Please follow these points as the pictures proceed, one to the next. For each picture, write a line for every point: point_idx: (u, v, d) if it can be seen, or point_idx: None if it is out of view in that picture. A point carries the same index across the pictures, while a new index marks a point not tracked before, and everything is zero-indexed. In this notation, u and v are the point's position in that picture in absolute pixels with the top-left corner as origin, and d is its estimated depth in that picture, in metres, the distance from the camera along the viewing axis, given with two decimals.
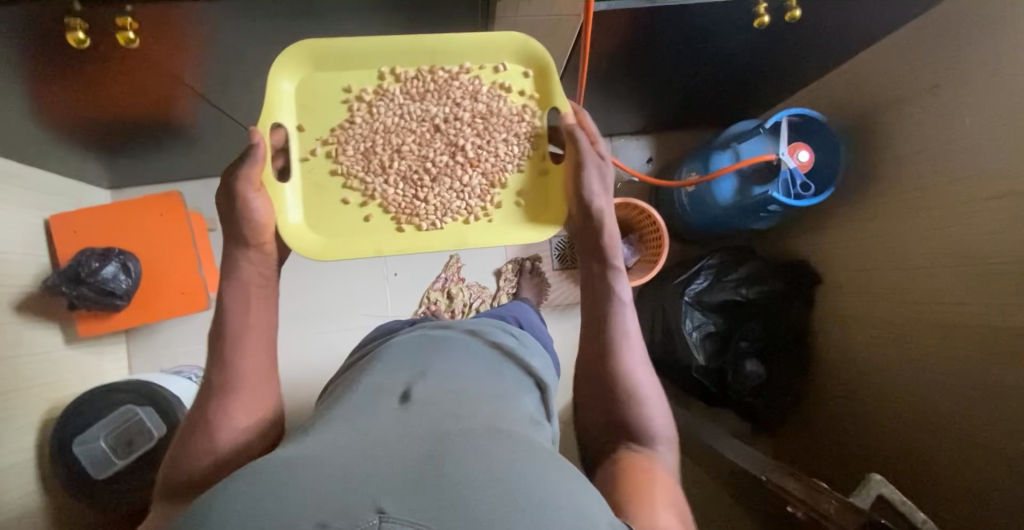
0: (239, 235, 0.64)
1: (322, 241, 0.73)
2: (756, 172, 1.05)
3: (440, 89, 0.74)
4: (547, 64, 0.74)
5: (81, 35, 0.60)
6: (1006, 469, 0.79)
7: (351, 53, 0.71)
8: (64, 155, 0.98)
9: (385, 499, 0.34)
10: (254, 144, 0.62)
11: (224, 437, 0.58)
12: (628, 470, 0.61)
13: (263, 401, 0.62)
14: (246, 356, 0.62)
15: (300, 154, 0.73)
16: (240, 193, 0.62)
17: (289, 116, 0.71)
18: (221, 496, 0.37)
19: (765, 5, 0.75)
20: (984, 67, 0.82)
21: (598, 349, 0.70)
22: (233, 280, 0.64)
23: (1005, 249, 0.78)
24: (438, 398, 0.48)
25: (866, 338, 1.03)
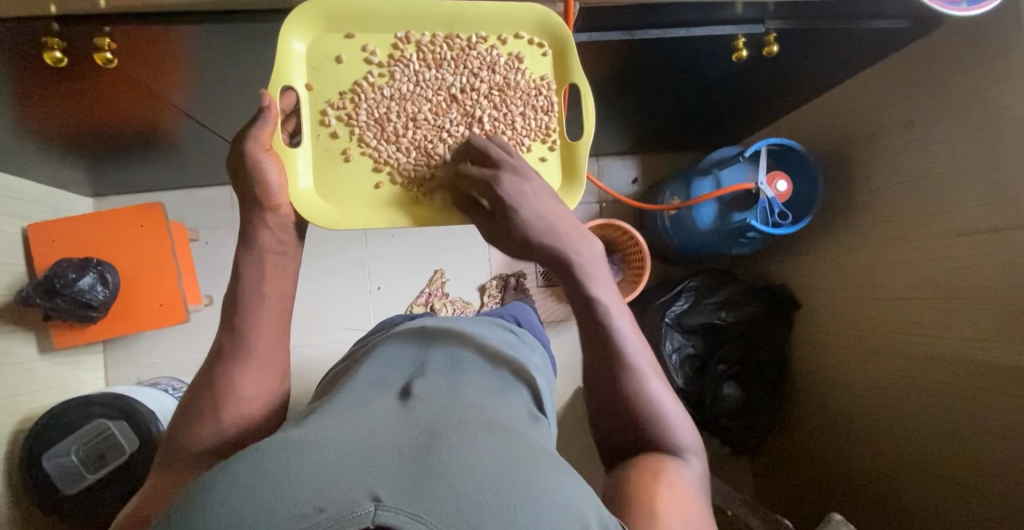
0: (255, 200, 0.61)
1: (335, 208, 0.69)
2: (738, 198, 1.09)
3: (457, 58, 0.70)
4: (568, 39, 0.70)
5: (57, 54, 0.65)
6: (980, 494, 0.82)
7: (368, 15, 0.67)
8: (47, 163, 1.01)
9: (380, 488, 0.38)
10: (266, 107, 0.60)
11: (228, 404, 0.59)
12: (642, 476, 0.57)
13: (273, 371, 0.63)
14: (259, 327, 0.62)
15: (312, 115, 0.68)
16: (251, 153, 0.59)
17: (300, 77, 0.67)
18: (221, 479, 0.40)
19: (743, 41, 0.80)
20: (948, 105, 0.87)
21: (605, 367, 0.63)
22: (253, 251, 0.62)
23: (978, 282, 0.82)
24: (434, 395, 0.51)
25: (840, 363, 1.09)
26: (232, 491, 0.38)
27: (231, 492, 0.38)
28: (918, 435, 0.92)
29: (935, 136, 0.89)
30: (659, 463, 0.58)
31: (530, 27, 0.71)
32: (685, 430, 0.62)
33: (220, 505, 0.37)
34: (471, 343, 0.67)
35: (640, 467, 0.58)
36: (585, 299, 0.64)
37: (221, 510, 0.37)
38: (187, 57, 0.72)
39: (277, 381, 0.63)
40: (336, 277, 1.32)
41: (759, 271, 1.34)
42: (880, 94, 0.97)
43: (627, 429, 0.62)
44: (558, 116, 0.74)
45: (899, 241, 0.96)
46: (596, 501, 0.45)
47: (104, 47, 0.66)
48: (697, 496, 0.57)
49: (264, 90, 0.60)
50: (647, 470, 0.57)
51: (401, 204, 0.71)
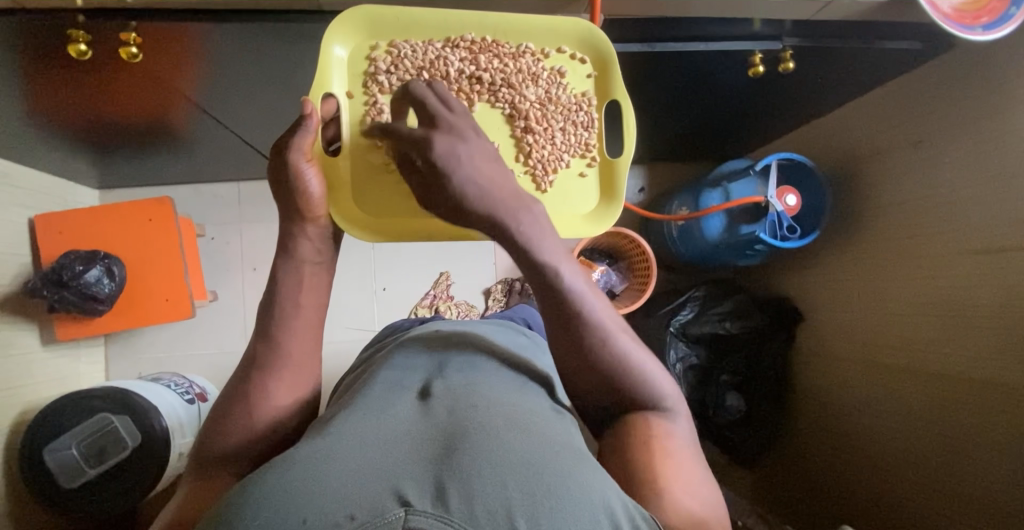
0: (294, 208, 0.61)
1: (371, 216, 0.72)
2: (743, 211, 1.11)
3: (502, 67, 0.73)
4: (610, 59, 0.74)
5: (82, 46, 0.65)
6: (977, 511, 0.84)
7: (411, 24, 0.70)
8: (58, 154, 1.01)
9: (408, 492, 0.38)
10: (307, 114, 0.59)
11: (263, 412, 0.58)
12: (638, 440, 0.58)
13: (304, 381, 0.61)
14: (292, 335, 0.61)
15: (353, 122, 0.71)
16: (294, 163, 0.59)
17: (340, 84, 0.71)
18: (251, 485, 0.40)
19: (760, 56, 0.81)
20: (957, 126, 0.89)
21: (569, 332, 0.58)
22: (292, 260, 0.62)
23: (982, 300, 0.84)
24: (456, 394, 0.51)
25: (841, 378, 1.11)
26: (261, 498, 0.38)
27: (260, 499, 0.38)
28: (920, 449, 0.93)
29: (944, 156, 0.91)
30: (646, 423, 0.59)
31: (573, 43, 0.74)
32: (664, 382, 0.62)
33: (251, 512, 0.37)
34: (488, 347, 0.66)
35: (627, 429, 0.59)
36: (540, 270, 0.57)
37: (252, 517, 0.37)
38: (212, 53, 0.73)
39: (309, 390, 0.62)
40: (342, 277, 1.32)
41: (763, 283, 1.35)
42: (890, 113, 0.99)
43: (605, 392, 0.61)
44: (598, 133, 0.78)
45: (904, 257, 0.98)
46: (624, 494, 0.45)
47: (130, 42, 0.66)
48: (685, 440, 0.59)
49: (303, 97, 0.60)
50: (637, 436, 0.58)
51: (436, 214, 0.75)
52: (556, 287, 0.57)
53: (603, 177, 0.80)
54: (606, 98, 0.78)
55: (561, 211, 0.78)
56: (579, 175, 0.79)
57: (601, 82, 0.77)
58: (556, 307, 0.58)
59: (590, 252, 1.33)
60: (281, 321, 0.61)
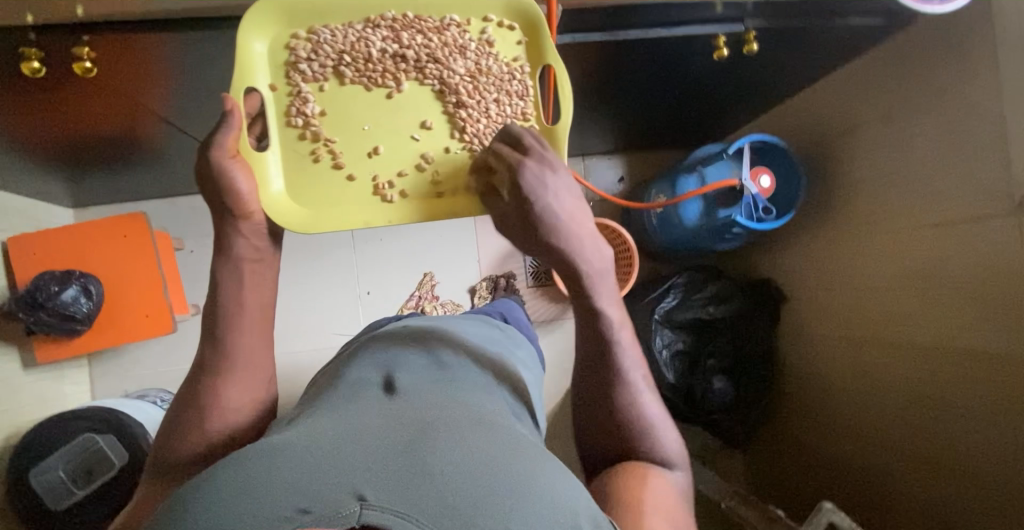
0: (223, 207, 0.60)
1: (309, 210, 0.70)
2: (721, 195, 1.10)
3: (424, 43, 0.70)
4: (537, 17, 0.70)
5: (35, 64, 0.64)
6: (962, 479, 0.85)
7: (328, 7, 0.67)
8: (27, 175, 1.00)
9: (364, 488, 0.38)
10: (229, 110, 0.59)
11: (214, 417, 0.59)
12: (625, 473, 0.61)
13: (257, 381, 0.63)
14: (243, 335, 0.62)
15: (279, 115, 0.69)
16: (217, 161, 0.58)
17: (264, 77, 0.68)
18: (208, 485, 0.39)
19: (724, 39, 0.80)
20: (926, 99, 0.88)
21: (598, 367, 0.65)
22: (229, 258, 0.61)
23: (958, 271, 0.84)
24: (420, 393, 0.52)
25: (826, 356, 1.11)
26: (218, 494, 0.38)
27: (216, 498, 0.38)
28: (905, 421, 0.94)
29: (914, 129, 0.91)
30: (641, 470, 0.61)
31: (497, 9, 0.71)
32: (669, 444, 0.64)
33: (208, 507, 0.37)
34: (456, 342, 0.66)
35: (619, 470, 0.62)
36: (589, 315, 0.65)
37: (207, 513, 0.37)
38: (168, 63, 0.72)
39: (264, 390, 0.64)
40: (325, 283, 1.31)
41: (746, 266, 1.36)
42: (858, 89, 0.99)
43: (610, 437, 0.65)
44: (534, 101, 0.74)
45: (882, 233, 0.98)
46: (582, 491, 0.46)
47: (83, 58, 0.65)
48: (674, 489, 0.61)
49: (225, 94, 0.59)
50: (627, 475, 0.60)
51: (375, 201, 0.72)
52: (601, 328, 0.65)
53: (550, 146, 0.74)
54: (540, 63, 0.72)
55: None
56: None
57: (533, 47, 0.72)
58: (595, 348, 0.66)
59: None
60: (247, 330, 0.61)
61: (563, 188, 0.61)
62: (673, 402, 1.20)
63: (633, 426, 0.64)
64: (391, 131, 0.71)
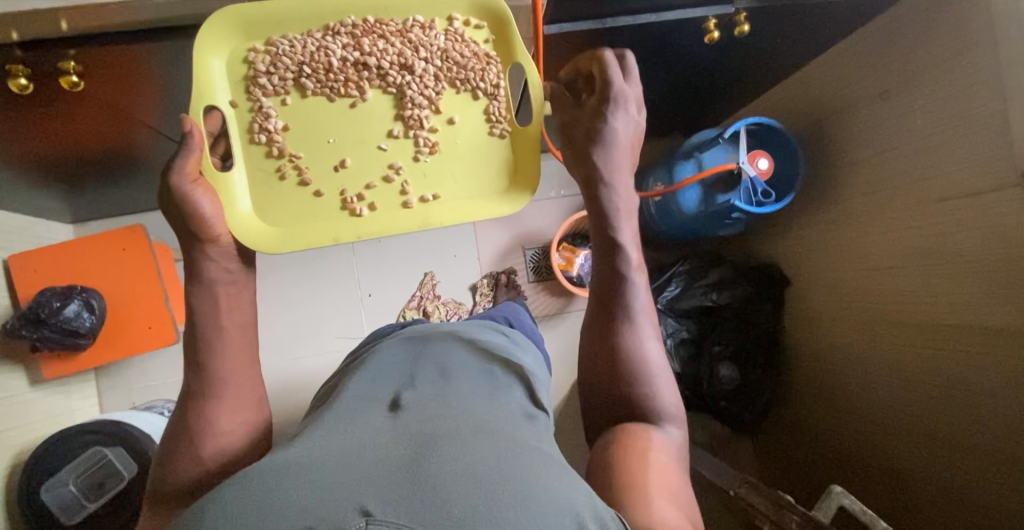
0: (191, 231, 0.62)
1: (275, 229, 0.70)
2: (720, 180, 1.09)
3: (386, 46, 0.69)
4: (505, 15, 0.71)
5: (23, 81, 0.63)
6: (976, 461, 0.84)
7: (285, 16, 0.67)
8: (25, 194, 1.00)
9: (370, 504, 0.38)
10: (188, 132, 0.60)
11: (207, 439, 0.59)
12: (627, 442, 0.61)
13: (246, 403, 0.63)
14: (226, 359, 0.63)
15: (241, 132, 0.69)
16: (176, 187, 0.60)
17: (224, 95, 0.68)
18: (213, 508, 0.40)
19: (714, 22, 0.79)
20: (923, 73, 0.87)
21: (609, 312, 0.69)
22: (202, 283, 0.64)
23: (966, 247, 0.82)
24: (424, 405, 0.53)
25: (834, 338, 1.10)
26: (225, 515, 0.39)
27: (221, 519, 0.38)
28: (917, 406, 0.92)
29: (912, 105, 0.89)
30: (643, 433, 0.62)
31: (463, 8, 0.71)
32: (672, 401, 0.66)
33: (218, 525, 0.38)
34: (460, 352, 0.67)
35: (623, 431, 0.63)
36: (612, 258, 0.70)
37: None
38: (153, 72, 0.71)
39: (255, 411, 0.64)
40: (326, 287, 1.31)
41: (748, 251, 1.35)
42: (854, 67, 0.98)
43: (612, 398, 0.66)
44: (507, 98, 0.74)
45: (885, 211, 0.96)
46: (593, 498, 0.45)
47: (69, 71, 0.65)
48: (675, 461, 0.60)
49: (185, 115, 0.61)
50: (627, 441, 0.61)
51: (343, 215, 0.72)
52: (623, 276, 0.69)
53: (517, 152, 0.75)
54: (509, 63, 0.73)
55: (473, 189, 0.75)
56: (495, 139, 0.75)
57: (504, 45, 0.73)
58: (610, 297, 0.69)
59: (572, 238, 1.36)
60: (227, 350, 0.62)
61: (627, 145, 0.70)
62: (681, 391, 1.20)
63: (637, 386, 0.65)
64: (357, 143, 0.71)
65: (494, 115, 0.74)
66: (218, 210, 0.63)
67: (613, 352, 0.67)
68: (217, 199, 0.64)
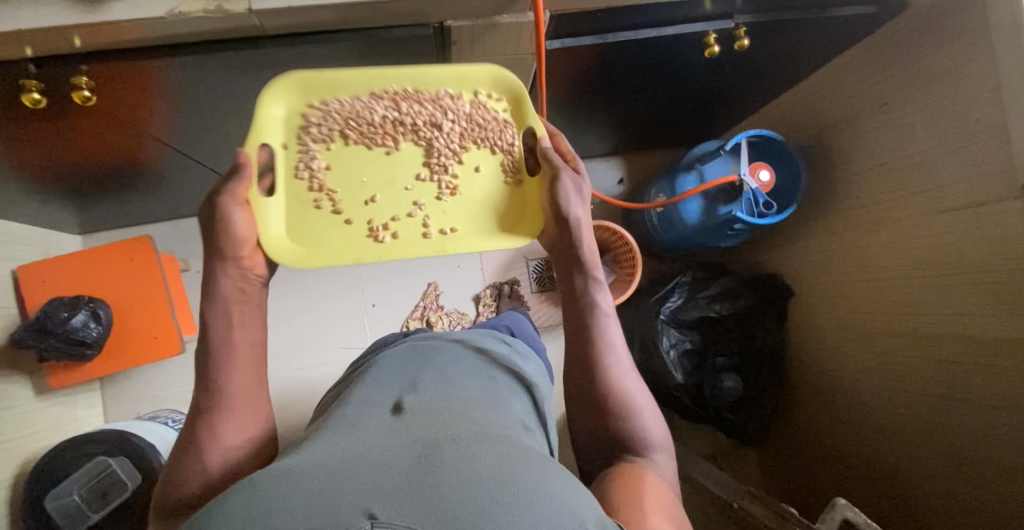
0: (216, 248, 0.63)
1: (303, 250, 0.70)
2: (721, 192, 1.10)
3: (422, 105, 0.73)
4: (523, 93, 0.73)
5: (35, 95, 0.65)
6: (978, 473, 0.83)
7: (337, 82, 0.70)
8: (35, 206, 1.01)
9: (374, 506, 0.39)
10: (242, 163, 0.63)
11: (212, 453, 0.59)
12: (623, 477, 0.63)
13: (254, 420, 0.63)
14: (235, 376, 0.63)
15: (288, 169, 0.71)
16: (224, 207, 0.62)
17: (276, 137, 0.70)
18: (220, 509, 0.41)
19: (714, 37, 0.81)
20: (923, 85, 0.88)
21: (585, 356, 0.71)
22: (217, 300, 0.63)
23: (968, 257, 0.82)
24: (426, 409, 0.53)
25: (837, 350, 1.09)
26: (233, 515, 0.40)
27: (228, 519, 0.39)
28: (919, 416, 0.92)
29: (912, 117, 0.90)
30: (637, 468, 0.64)
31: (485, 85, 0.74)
32: (658, 431, 0.69)
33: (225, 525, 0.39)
34: (462, 359, 0.67)
35: (616, 471, 0.65)
36: (580, 303, 0.73)
37: None
38: (163, 87, 0.72)
39: (261, 426, 0.64)
40: (330, 297, 1.32)
41: (751, 262, 1.35)
42: (853, 80, 0.98)
43: (599, 434, 0.70)
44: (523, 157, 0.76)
45: (887, 222, 0.96)
46: (592, 502, 0.46)
47: (81, 85, 0.66)
48: (668, 490, 0.63)
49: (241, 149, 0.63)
50: (622, 473, 0.64)
51: (364, 241, 0.73)
52: (593, 321, 0.72)
53: (526, 199, 0.76)
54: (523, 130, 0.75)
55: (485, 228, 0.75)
56: (512, 187, 0.76)
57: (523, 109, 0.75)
58: (584, 342, 0.72)
59: None
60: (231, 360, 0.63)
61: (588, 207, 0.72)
62: (684, 402, 1.20)
63: (623, 423, 0.68)
64: (387, 186, 0.74)
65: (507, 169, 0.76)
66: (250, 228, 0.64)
67: (593, 394, 0.70)
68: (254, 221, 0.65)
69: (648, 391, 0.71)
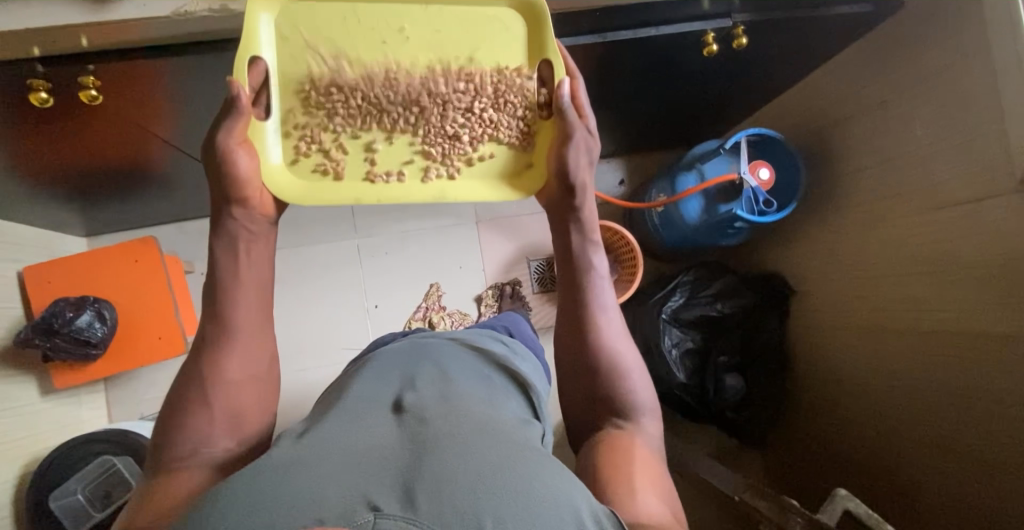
0: (220, 192, 0.63)
1: (304, 183, 0.69)
2: (721, 192, 1.11)
3: (430, 31, 0.68)
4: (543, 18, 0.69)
5: (43, 94, 0.66)
6: (981, 471, 0.83)
7: None
8: (41, 207, 1.02)
9: (378, 499, 0.39)
10: (236, 97, 0.60)
11: (219, 391, 0.61)
12: (612, 448, 0.63)
13: (257, 357, 0.65)
14: (240, 307, 0.64)
15: (283, 87, 0.67)
16: (222, 145, 0.60)
17: (269, 47, 0.65)
18: (222, 501, 0.41)
19: (712, 36, 0.82)
20: (921, 83, 0.88)
21: (575, 312, 0.72)
22: (224, 234, 0.64)
23: (969, 253, 0.82)
24: (426, 404, 0.53)
25: (840, 349, 1.09)
26: (234, 508, 0.40)
27: (230, 511, 0.39)
28: (923, 414, 0.92)
29: (911, 114, 0.90)
30: (626, 437, 0.64)
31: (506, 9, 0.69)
32: (647, 398, 0.69)
33: (224, 517, 0.39)
34: (462, 358, 0.67)
35: (603, 439, 0.65)
36: (576, 262, 0.73)
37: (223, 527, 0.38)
38: (168, 86, 0.73)
39: (263, 367, 0.65)
40: (333, 299, 1.32)
41: (752, 262, 1.35)
42: (852, 79, 0.99)
43: (589, 403, 0.69)
44: (534, 96, 0.71)
45: (887, 219, 0.96)
46: (591, 500, 0.46)
47: (88, 85, 0.67)
48: (656, 457, 0.63)
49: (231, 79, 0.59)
50: (612, 443, 0.64)
51: (356, 178, 0.70)
52: (586, 280, 0.72)
53: (539, 143, 0.72)
54: (539, 59, 0.70)
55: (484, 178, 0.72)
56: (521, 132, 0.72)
57: (534, 41, 0.70)
58: (578, 298, 0.72)
59: None
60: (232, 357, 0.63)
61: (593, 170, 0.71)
62: (685, 401, 1.19)
63: (613, 388, 0.68)
64: (388, 121, 0.70)
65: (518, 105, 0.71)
66: (258, 174, 0.64)
67: (582, 354, 0.70)
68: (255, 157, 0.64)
69: (640, 361, 0.71)
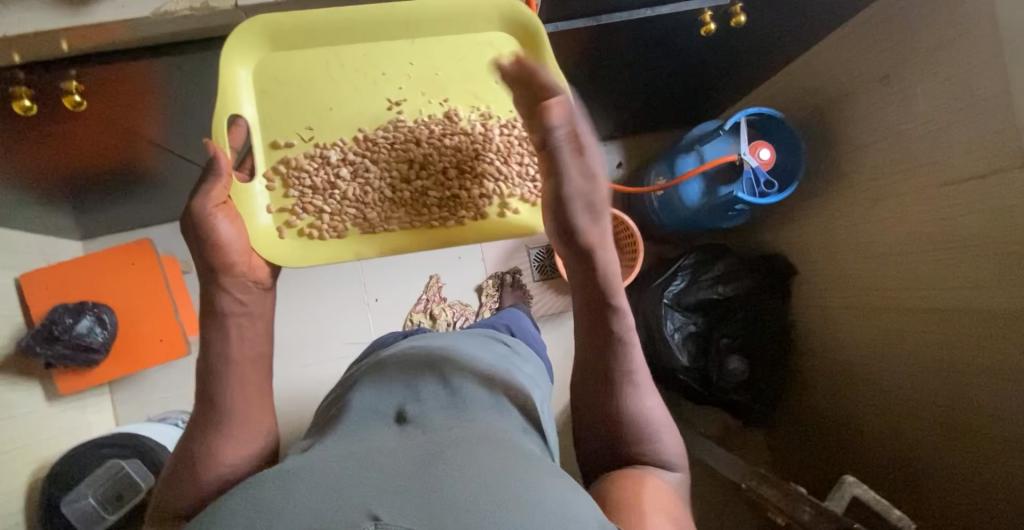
0: (204, 261, 0.63)
1: (296, 244, 0.74)
2: (720, 173, 1.10)
3: (410, 65, 0.74)
4: (540, 34, 0.72)
5: (26, 102, 0.64)
6: (990, 446, 0.83)
7: (310, 32, 0.70)
8: (34, 213, 1.01)
9: (379, 509, 0.39)
10: (214, 157, 0.62)
11: (209, 471, 0.59)
12: (623, 484, 0.62)
13: (253, 437, 0.62)
14: (234, 390, 0.62)
15: (265, 146, 0.73)
16: (199, 210, 0.61)
17: (249, 105, 0.71)
18: (225, 514, 0.41)
19: (709, 14, 0.79)
20: (924, 55, 0.86)
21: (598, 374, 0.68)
22: (216, 316, 0.64)
23: (973, 229, 0.82)
24: (433, 418, 0.53)
25: (842, 328, 1.09)
26: (237, 519, 0.40)
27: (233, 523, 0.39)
28: (930, 392, 0.92)
29: (914, 88, 0.88)
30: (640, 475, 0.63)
31: (495, 34, 0.74)
32: (670, 446, 0.67)
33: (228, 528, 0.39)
34: (468, 358, 0.67)
35: (618, 476, 0.64)
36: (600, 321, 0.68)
37: None
38: (154, 88, 0.71)
39: (262, 440, 0.63)
40: (333, 294, 1.32)
41: (753, 243, 1.34)
42: (853, 53, 0.97)
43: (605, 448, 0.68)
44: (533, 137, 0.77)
45: (890, 197, 0.95)
46: (593, 505, 0.46)
47: (72, 91, 0.65)
48: (678, 502, 0.62)
49: (207, 140, 0.62)
50: (626, 479, 0.63)
51: (353, 232, 0.76)
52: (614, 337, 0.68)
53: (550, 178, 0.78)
54: None
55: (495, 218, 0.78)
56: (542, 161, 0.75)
57: (530, 58, 0.74)
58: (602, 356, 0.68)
59: None
60: (233, 368, 0.63)
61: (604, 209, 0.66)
62: (691, 387, 1.18)
63: (635, 437, 0.66)
64: (384, 171, 0.77)
65: (517, 145, 0.78)
66: (235, 234, 0.64)
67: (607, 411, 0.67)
68: (237, 222, 0.65)
69: (668, 414, 0.69)
